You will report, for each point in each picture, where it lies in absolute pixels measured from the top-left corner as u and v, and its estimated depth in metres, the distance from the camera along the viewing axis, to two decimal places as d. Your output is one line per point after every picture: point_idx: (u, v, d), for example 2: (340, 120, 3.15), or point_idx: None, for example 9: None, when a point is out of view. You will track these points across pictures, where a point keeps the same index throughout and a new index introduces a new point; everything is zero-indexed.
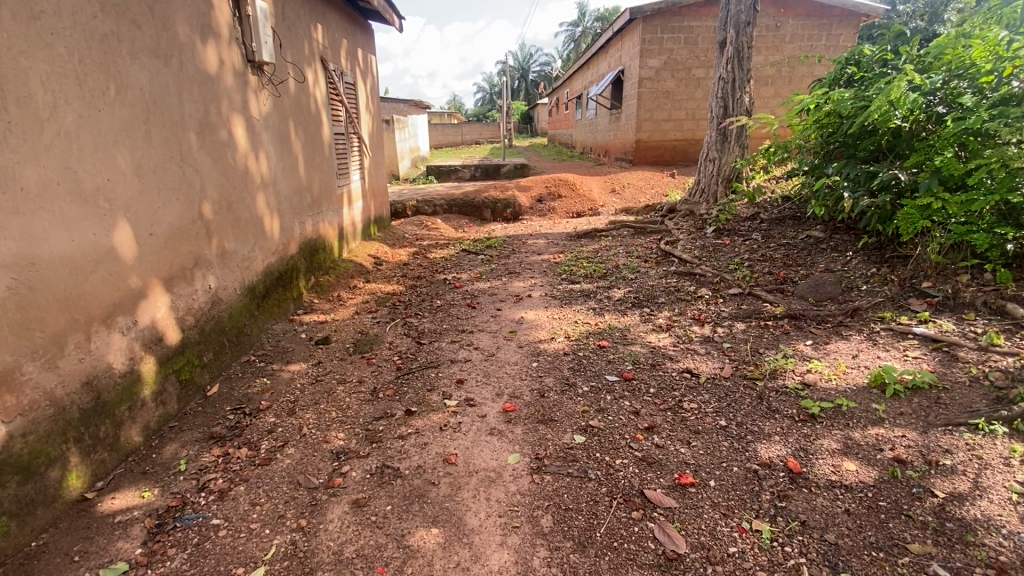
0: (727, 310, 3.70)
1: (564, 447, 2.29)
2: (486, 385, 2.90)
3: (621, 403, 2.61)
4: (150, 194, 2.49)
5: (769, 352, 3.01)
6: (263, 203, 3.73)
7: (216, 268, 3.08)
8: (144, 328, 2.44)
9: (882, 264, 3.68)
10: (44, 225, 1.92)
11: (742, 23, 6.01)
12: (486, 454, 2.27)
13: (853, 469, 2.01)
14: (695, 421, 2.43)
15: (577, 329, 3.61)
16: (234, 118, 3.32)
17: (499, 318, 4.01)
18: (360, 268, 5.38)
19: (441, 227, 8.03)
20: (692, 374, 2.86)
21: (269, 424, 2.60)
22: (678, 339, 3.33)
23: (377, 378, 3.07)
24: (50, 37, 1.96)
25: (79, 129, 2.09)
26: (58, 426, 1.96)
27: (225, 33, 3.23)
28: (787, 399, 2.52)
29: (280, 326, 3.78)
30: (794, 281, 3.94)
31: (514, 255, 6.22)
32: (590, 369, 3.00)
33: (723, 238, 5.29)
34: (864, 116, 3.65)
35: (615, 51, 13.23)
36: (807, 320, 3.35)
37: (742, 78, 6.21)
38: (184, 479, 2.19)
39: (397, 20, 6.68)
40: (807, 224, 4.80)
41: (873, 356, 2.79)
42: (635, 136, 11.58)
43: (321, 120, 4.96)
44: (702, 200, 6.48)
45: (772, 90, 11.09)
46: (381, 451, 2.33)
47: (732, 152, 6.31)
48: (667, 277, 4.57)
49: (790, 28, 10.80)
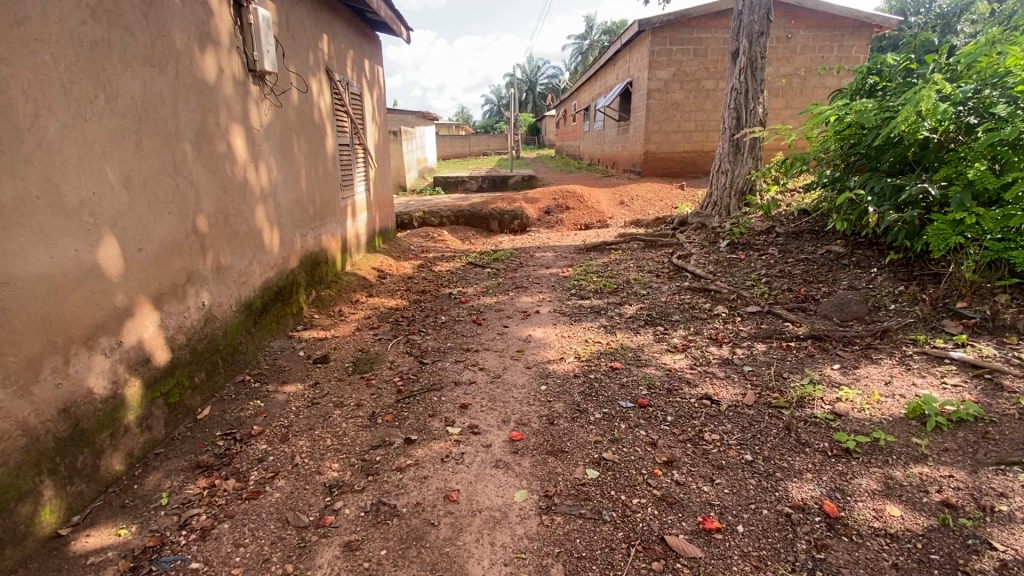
0: (746, 330, 3.51)
1: (576, 483, 2.11)
2: (492, 411, 2.72)
3: (636, 433, 2.43)
4: (140, 208, 2.36)
5: (794, 377, 2.81)
6: (262, 216, 3.60)
7: (211, 284, 2.94)
8: (130, 350, 2.29)
9: (910, 282, 3.48)
10: (20, 242, 1.79)
11: (755, 33, 5.88)
12: (491, 490, 2.09)
13: (898, 514, 1.82)
14: (718, 454, 2.24)
15: (587, 349, 3.43)
16: (233, 128, 3.21)
17: (505, 336, 3.84)
18: (363, 282, 5.24)
19: (447, 239, 7.89)
20: (712, 401, 2.66)
21: (260, 452, 2.44)
22: (696, 361, 3.14)
23: (376, 403, 2.89)
24: (34, 43, 1.84)
25: (63, 140, 1.96)
26: (30, 457, 1.81)
27: (226, 40, 3.12)
28: (818, 431, 2.32)
29: (279, 343, 3.63)
30: (816, 299, 3.75)
31: (521, 268, 6.06)
32: (603, 394, 2.81)
33: (738, 252, 5.10)
34: (889, 127, 3.45)
35: (623, 63, 13.15)
36: (832, 342, 3.16)
37: (755, 88, 6.05)
38: (164, 515, 2.03)
39: (404, 32, 6.62)
40: (827, 238, 4.61)
41: (909, 384, 2.59)
42: (644, 148, 11.46)
43: (325, 131, 4.86)
44: (714, 213, 6.30)
45: (784, 101, 10.93)
46: (377, 485, 2.15)
47: (746, 164, 6.14)
48: (681, 292, 4.39)
49: (802, 39, 10.67)
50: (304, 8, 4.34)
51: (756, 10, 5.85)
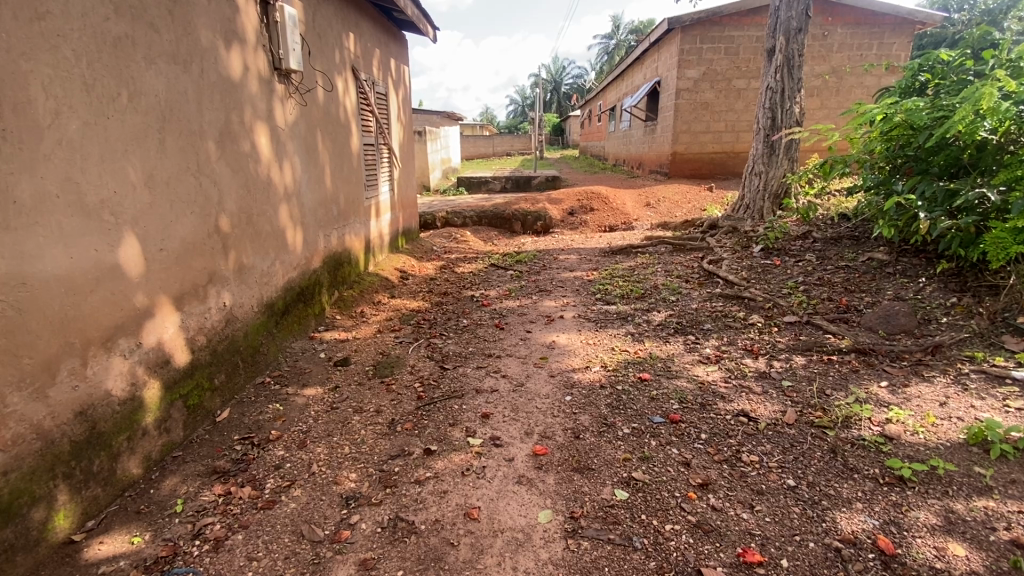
0: (783, 341, 3.32)
1: (603, 505, 1.99)
2: (514, 421, 2.61)
3: (668, 451, 2.29)
4: (162, 207, 2.33)
5: (838, 395, 2.62)
6: (286, 215, 3.57)
7: (233, 284, 2.91)
8: (149, 351, 2.26)
9: (964, 294, 3.25)
10: (39, 242, 1.76)
11: (793, 30, 5.64)
12: (513, 509, 1.98)
13: (962, 554, 1.64)
14: (758, 478, 2.09)
15: (614, 358, 3.29)
16: (258, 127, 3.18)
17: (528, 342, 3.73)
18: (385, 282, 5.19)
19: (470, 240, 7.82)
20: (749, 419, 2.50)
21: (277, 459, 2.38)
22: (730, 374, 2.98)
23: (396, 409, 2.81)
24: (56, 38, 1.81)
25: (84, 138, 1.93)
26: (44, 462, 1.78)
27: (251, 37, 3.09)
28: (867, 455, 2.15)
29: (300, 344, 3.60)
30: (859, 310, 3.53)
31: (545, 271, 5.94)
32: (631, 407, 2.67)
33: (773, 258, 4.89)
34: (943, 128, 3.22)
35: (651, 62, 12.89)
36: (878, 357, 2.95)
37: (792, 88, 5.81)
38: (179, 523, 1.98)
39: (431, 31, 6.57)
40: (869, 244, 4.38)
41: (967, 406, 2.38)
42: (672, 149, 11.21)
43: (350, 130, 4.83)
44: (747, 217, 6.07)
45: (819, 101, 10.55)
46: (395, 499, 2.07)
47: (781, 165, 5.90)
48: (712, 299, 4.21)
49: (840, 37, 10.27)
50: (331, 7, 4.31)
51: (794, 5, 5.61)
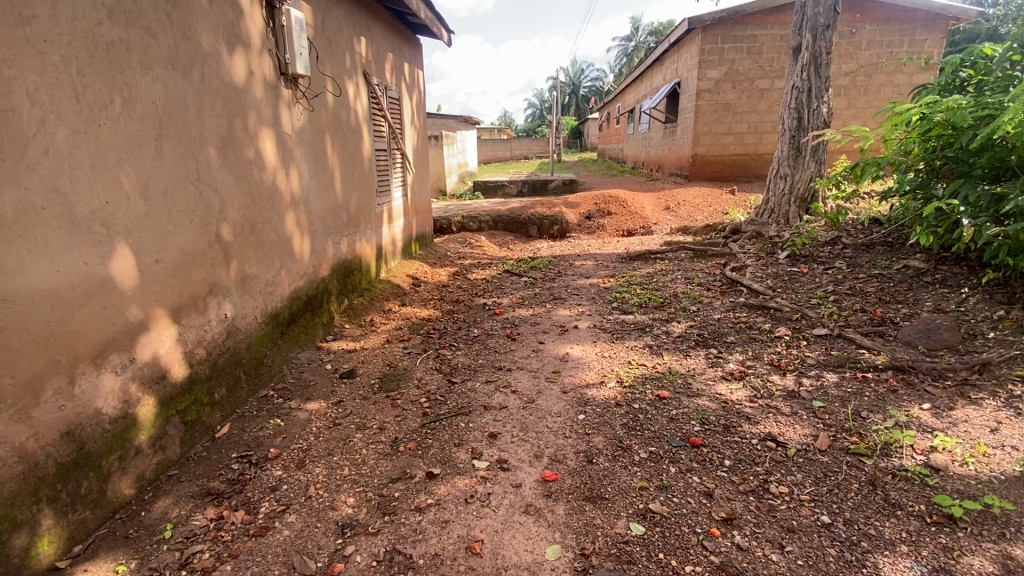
0: (813, 356, 3.10)
1: (617, 541, 1.83)
2: (523, 443, 2.46)
3: (689, 480, 2.11)
4: (158, 217, 2.25)
5: (876, 418, 2.40)
6: (292, 223, 3.49)
7: (235, 295, 2.82)
8: (144, 366, 2.18)
9: (1013, 306, 3.00)
10: (22, 256, 1.68)
11: (820, 26, 5.39)
12: (519, 543, 1.84)
13: None
14: (788, 512, 1.90)
15: (631, 373, 3.12)
16: (263, 132, 3.10)
17: (541, 354, 3.57)
18: (397, 289, 5.09)
19: (485, 245, 7.70)
20: (777, 444, 2.31)
21: (273, 480, 2.28)
22: (755, 393, 2.78)
23: (400, 427, 2.68)
24: (42, 44, 1.74)
25: (73, 147, 1.85)
26: (27, 485, 1.70)
27: (256, 42, 3.02)
28: (911, 489, 1.94)
29: (306, 355, 3.51)
30: (896, 322, 3.29)
31: (560, 278, 5.77)
32: (649, 429, 2.49)
33: (800, 265, 4.65)
34: (989, 128, 2.97)
35: (671, 63, 12.64)
36: (919, 375, 2.72)
37: (819, 87, 5.54)
38: (166, 550, 1.89)
39: (445, 34, 6.49)
40: (905, 252, 4.11)
41: (1021, 433, 2.15)
42: (692, 151, 10.96)
43: (361, 135, 4.75)
44: (771, 221, 5.83)
45: (846, 101, 10.19)
46: (394, 529, 1.94)
47: (807, 168, 5.65)
48: (735, 309, 4.01)
49: (868, 34, 9.91)
50: (341, 11, 4.24)
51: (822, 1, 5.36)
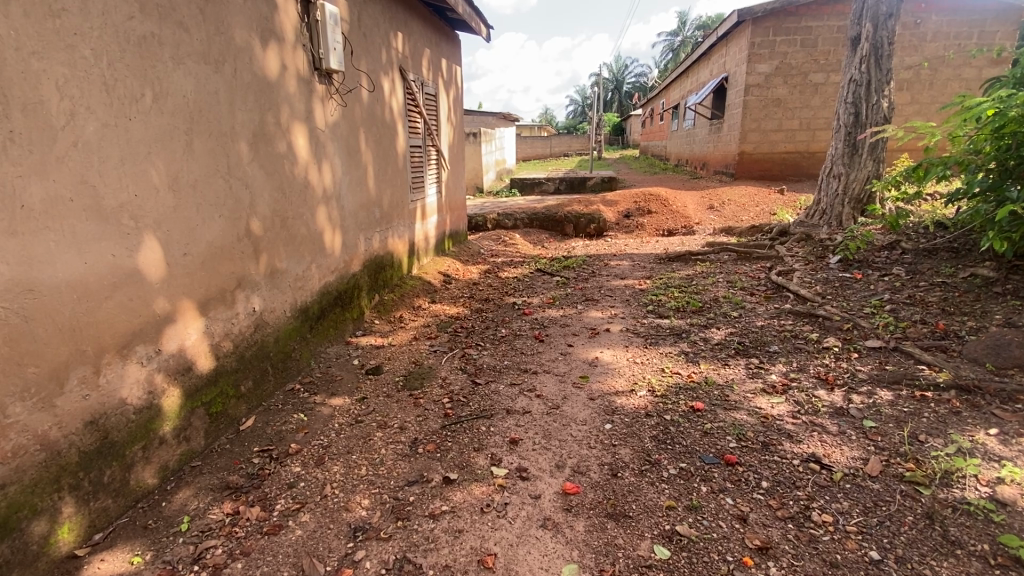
0: (865, 370, 2.85)
1: (639, 564, 1.70)
2: (546, 451, 2.36)
3: (721, 501, 1.96)
4: (188, 210, 2.27)
5: (935, 444, 2.16)
6: (324, 218, 3.49)
7: (263, 289, 2.84)
8: (169, 357, 2.20)
9: None
10: (49, 247, 1.71)
11: (882, 15, 4.99)
12: (533, 560, 1.74)
13: None
14: (832, 545, 1.73)
15: (663, 381, 2.97)
16: (295, 127, 3.11)
17: (569, 357, 3.45)
18: (428, 286, 5.07)
19: (520, 243, 7.60)
20: (822, 466, 2.11)
21: (291, 476, 2.27)
22: (799, 408, 2.57)
23: (420, 427, 2.63)
24: (73, 37, 1.76)
25: (103, 140, 1.88)
26: (49, 473, 1.73)
27: (290, 37, 3.03)
28: (974, 527, 1.72)
29: (334, 350, 3.52)
30: (961, 336, 2.99)
31: (594, 278, 5.60)
32: (679, 443, 2.34)
33: (853, 271, 4.33)
34: None
35: (718, 57, 12.18)
36: (986, 397, 2.45)
37: (880, 80, 5.15)
38: (181, 543, 1.90)
39: (484, 29, 6.43)
40: (973, 258, 3.75)
41: None
42: (739, 149, 10.51)
43: (395, 131, 4.74)
44: (823, 223, 5.48)
45: (909, 95, 9.51)
46: (404, 535, 1.88)
47: (864, 167, 5.27)
48: (781, 316, 3.76)
49: (935, 24, 9.20)
50: (377, 6, 4.23)
51: None
